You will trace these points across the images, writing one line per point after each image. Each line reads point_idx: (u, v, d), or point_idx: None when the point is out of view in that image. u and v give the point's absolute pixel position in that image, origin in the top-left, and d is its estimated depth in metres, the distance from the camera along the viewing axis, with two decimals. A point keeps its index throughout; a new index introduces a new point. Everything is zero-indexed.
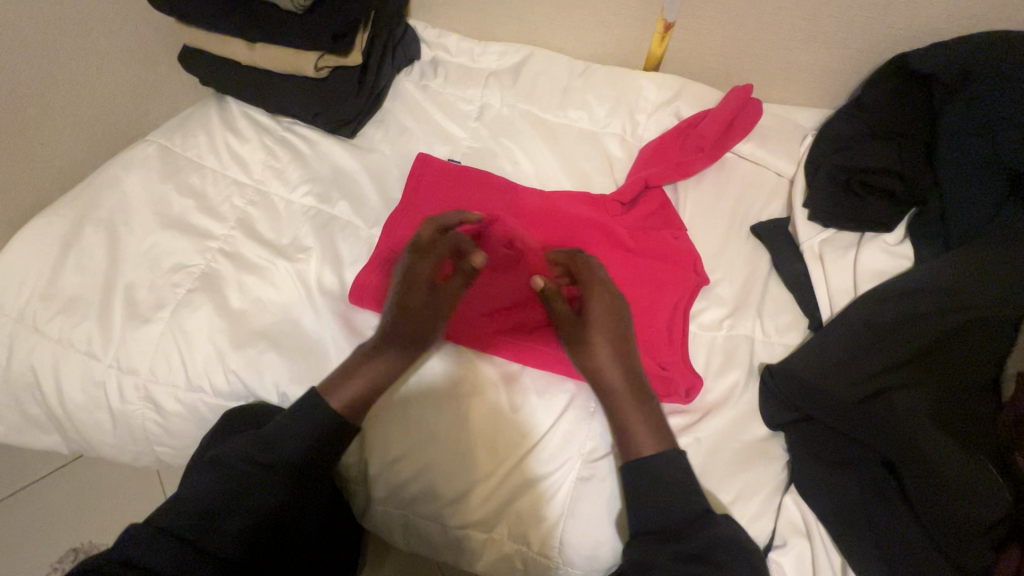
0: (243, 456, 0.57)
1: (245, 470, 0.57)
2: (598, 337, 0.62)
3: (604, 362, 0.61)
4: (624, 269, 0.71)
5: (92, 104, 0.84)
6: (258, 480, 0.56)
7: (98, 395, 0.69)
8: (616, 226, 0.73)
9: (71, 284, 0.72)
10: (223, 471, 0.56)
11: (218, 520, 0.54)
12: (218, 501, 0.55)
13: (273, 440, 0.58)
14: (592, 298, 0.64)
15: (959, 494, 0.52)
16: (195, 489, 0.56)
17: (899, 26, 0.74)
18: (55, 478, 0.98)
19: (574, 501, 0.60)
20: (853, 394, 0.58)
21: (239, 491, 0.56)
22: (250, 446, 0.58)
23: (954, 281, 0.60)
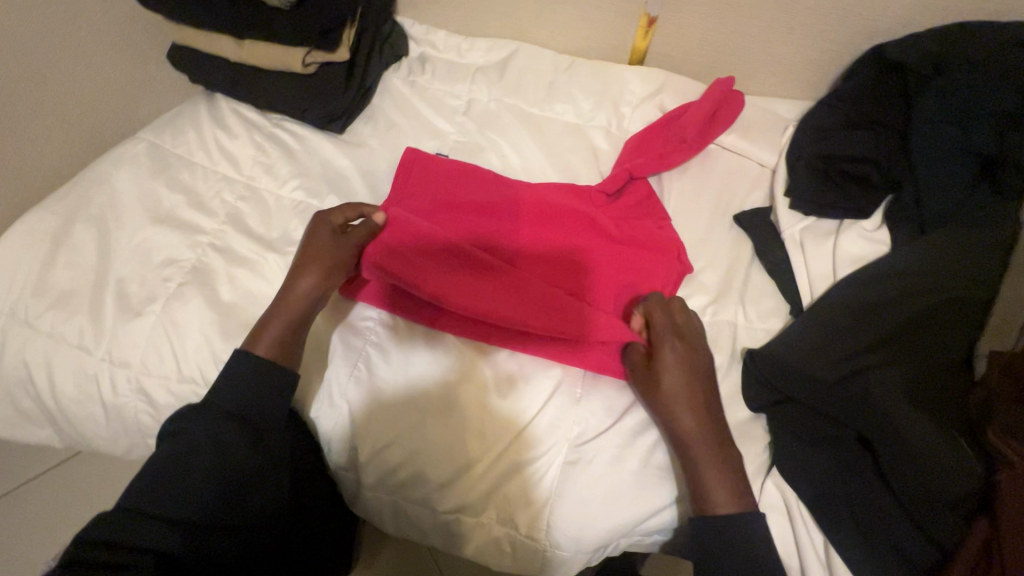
0: (212, 428, 0.58)
1: (215, 442, 0.58)
2: (678, 388, 0.60)
3: (685, 413, 0.60)
4: (610, 257, 0.71)
5: (81, 101, 0.84)
6: (230, 449, 0.58)
7: (90, 388, 0.69)
8: (601, 217, 0.73)
9: (62, 278, 0.72)
10: (192, 445, 0.57)
11: (187, 489, 0.55)
12: (190, 478, 0.55)
13: (236, 410, 0.60)
14: (666, 349, 0.63)
15: (933, 469, 0.53)
16: (162, 468, 0.56)
17: (876, 18, 0.75)
18: (48, 476, 0.99)
19: (561, 484, 0.62)
20: (833, 372, 0.59)
21: (213, 462, 0.57)
22: (220, 416, 0.59)
23: (925, 266, 0.62)
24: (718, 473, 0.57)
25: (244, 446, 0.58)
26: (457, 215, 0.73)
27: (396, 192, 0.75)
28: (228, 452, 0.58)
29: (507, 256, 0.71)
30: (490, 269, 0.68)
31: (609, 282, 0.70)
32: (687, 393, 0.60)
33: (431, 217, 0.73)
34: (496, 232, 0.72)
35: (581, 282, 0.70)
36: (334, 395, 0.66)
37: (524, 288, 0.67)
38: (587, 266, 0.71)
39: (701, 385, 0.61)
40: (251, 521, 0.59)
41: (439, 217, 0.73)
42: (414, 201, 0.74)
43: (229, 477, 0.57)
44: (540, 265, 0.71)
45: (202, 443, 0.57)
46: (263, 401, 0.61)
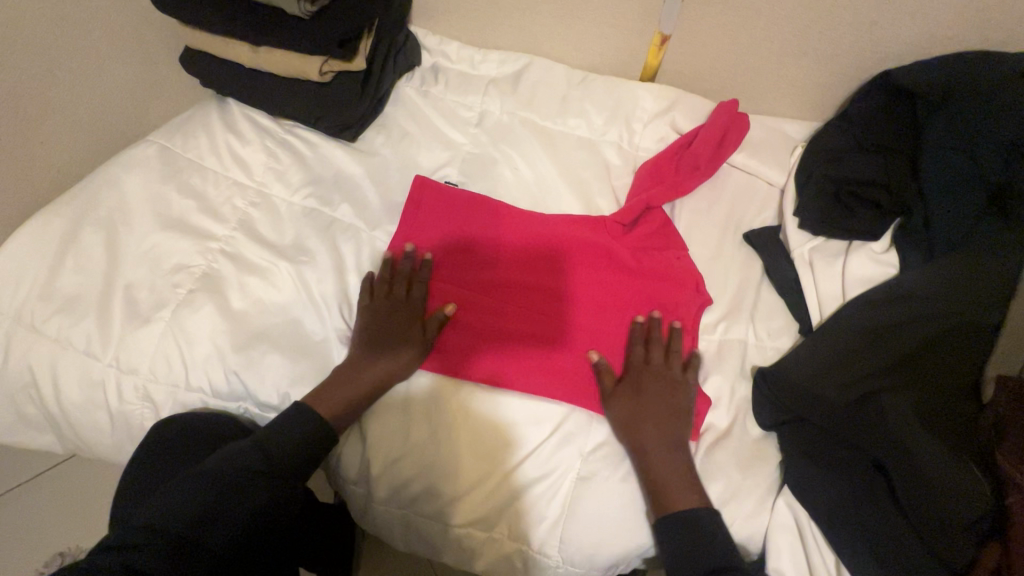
0: (242, 465, 0.58)
1: (240, 479, 0.58)
2: (652, 404, 0.63)
3: (655, 427, 0.62)
4: (627, 290, 0.72)
5: (91, 103, 0.83)
6: (248, 473, 0.58)
7: (96, 395, 0.68)
8: (618, 248, 0.74)
9: (70, 283, 0.71)
10: (216, 481, 0.57)
11: (219, 526, 0.54)
12: (216, 507, 0.55)
13: (274, 451, 0.60)
14: (657, 374, 0.66)
15: (942, 492, 0.54)
16: (172, 502, 0.54)
17: (885, 44, 0.77)
18: (22, 491, 0.96)
19: (574, 500, 0.62)
20: (842, 397, 0.60)
21: (224, 487, 0.56)
22: (237, 454, 0.59)
23: (935, 288, 0.63)
24: (678, 482, 0.60)
25: (259, 472, 0.59)
26: (474, 252, 0.73)
27: (408, 221, 0.75)
28: (258, 493, 0.58)
29: (510, 280, 0.72)
30: (485, 298, 0.70)
31: (613, 311, 0.71)
32: (659, 410, 0.63)
33: (448, 252, 0.73)
34: (501, 257, 0.73)
35: (583, 311, 0.70)
36: None
37: (520, 318, 0.69)
38: (598, 298, 0.71)
39: (680, 393, 0.65)
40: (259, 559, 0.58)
41: (457, 252, 0.73)
42: (426, 230, 0.75)
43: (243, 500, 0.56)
44: (540, 293, 0.71)
45: (230, 484, 0.57)
46: (292, 446, 0.60)
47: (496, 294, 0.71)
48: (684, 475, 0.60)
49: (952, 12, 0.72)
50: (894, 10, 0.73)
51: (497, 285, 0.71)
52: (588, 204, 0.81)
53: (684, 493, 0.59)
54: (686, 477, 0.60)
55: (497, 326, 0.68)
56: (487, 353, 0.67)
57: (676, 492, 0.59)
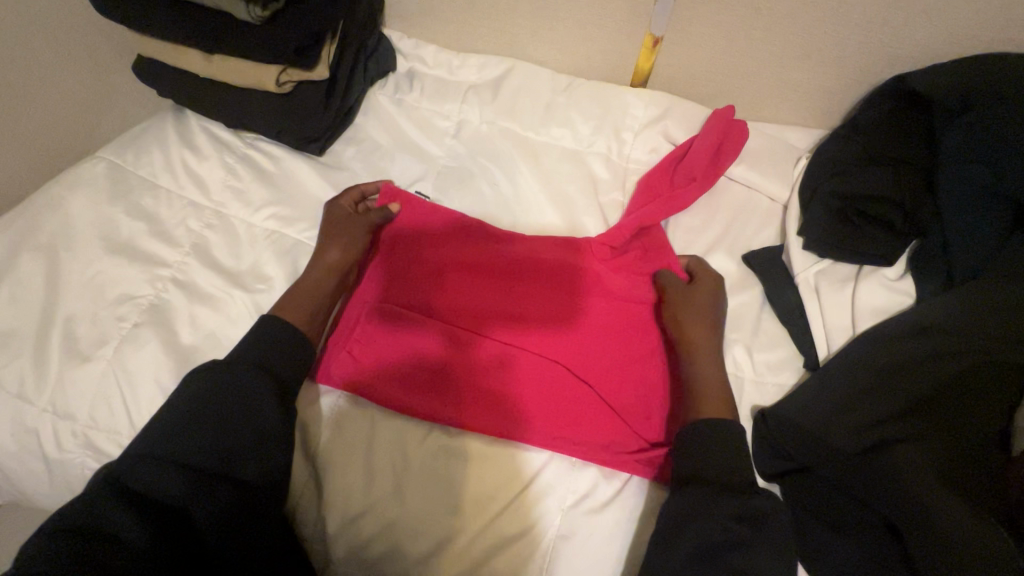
0: (210, 378, 0.54)
1: (209, 394, 0.53)
2: (691, 315, 0.64)
3: (697, 344, 0.63)
4: (615, 320, 0.64)
5: (35, 118, 0.77)
6: (262, 399, 0.54)
7: (30, 442, 0.62)
8: (605, 274, 0.66)
9: (4, 317, 0.65)
10: (193, 396, 0.53)
11: (189, 441, 0.51)
12: (187, 424, 0.51)
13: (237, 360, 0.56)
14: (701, 287, 0.66)
15: (972, 564, 0.46)
16: (178, 431, 0.51)
17: (898, 45, 0.70)
18: None
19: (551, 563, 0.55)
20: (851, 444, 0.54)
21: (234, 415, 0.53)
22: (239, 377, 0.55)
23: (951, 322, 0.56)
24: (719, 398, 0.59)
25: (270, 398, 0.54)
26: (447, 276, 0.66)
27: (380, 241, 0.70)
28: (225, 401, 0.53)
29: (500, 297, 0.65)
30: (474, 316, 0.64)
31: (601, 343, 0.63)
32: (699, 322, 0.64)
33: (418, 278, 0.66)
34: (489, 272, 0.67)
35: (577, 334, 0.63)
36: (303, 461, 0.60)
37: (498, 350, 0.62)
38: (590, 328, 0.64)
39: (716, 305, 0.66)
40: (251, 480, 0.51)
41: (428, 278, 0.66)
42: (399, 256, 0.68)
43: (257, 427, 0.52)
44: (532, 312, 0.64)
45: (203, 394, 0.53)
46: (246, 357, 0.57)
47: (471, 323, 0.64)
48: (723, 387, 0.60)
49: (972, 11, 0.65)
50: (907, 8, 0.66)
51: (473, 312, 0.65)
52: (572, 222, 0.74)
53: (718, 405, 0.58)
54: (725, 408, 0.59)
55: (480, 355, 0.62)
56: (459, 391, 0.60)
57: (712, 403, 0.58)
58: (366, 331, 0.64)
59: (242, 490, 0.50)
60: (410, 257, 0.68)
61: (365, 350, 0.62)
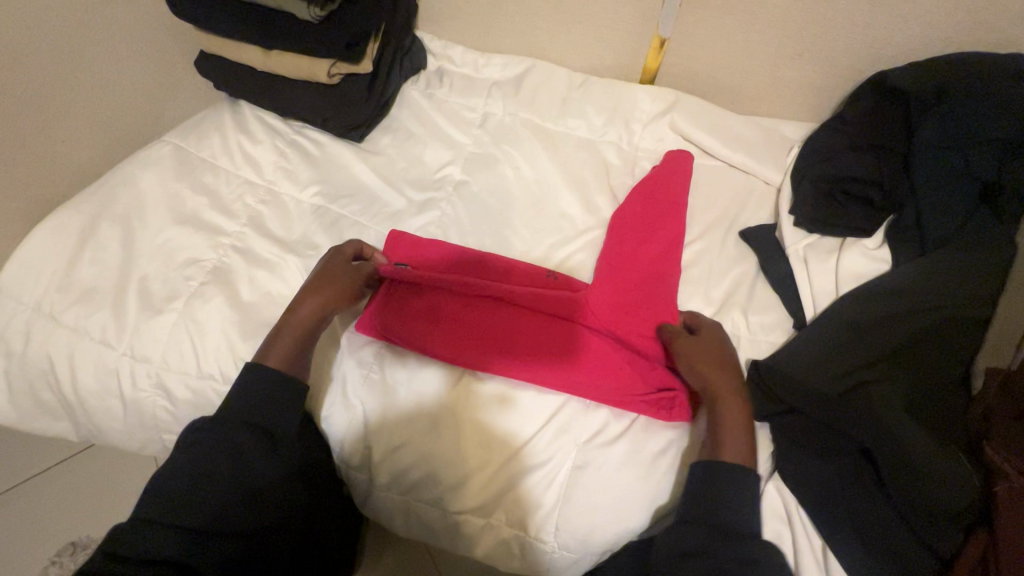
0: (206, 438, 0.59)
1: (207, 453, 0.58)
2: (700, 359, 0.64)
3: (716, 386, 0.63)
4: (627, 296, 0.70)
5: (110, 105, 0.87)
6: (263, 461, 0.60)
7: (111, 382, 0.71)
8: (618, 271, 0.72)
9: (87, 275, 0.74)
10: (190, 459, 0.58)
11: (191, 503, 0.55)
12: (185, 485, 0.56)
13: (236, 415, 0.61)
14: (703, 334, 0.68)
15: (931, 482, 0.55)
16: (177, 492, 0.55)
17: (879, 46, 0.78)
18: (38, 482, 0.99)
19: (568, 489, 0.63)
20: (836, 385, 0.61)
21: (236, 477, 0.58)
22: (246, 432, 0.59)
23: (919, 282, 0.64)
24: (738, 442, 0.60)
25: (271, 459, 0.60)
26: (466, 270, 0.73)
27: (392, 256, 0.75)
28: (226, 460, 0.58)
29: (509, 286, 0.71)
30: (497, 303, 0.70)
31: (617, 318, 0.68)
32: (716, 364, 0.64)
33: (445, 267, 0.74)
34: (499, 268, 0.74)
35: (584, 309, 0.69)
36: (349, 401, 0.68)
37: (519, 323, 0.69)
38: (603, 302, 0.69)
39: (725, 348, 0.67)
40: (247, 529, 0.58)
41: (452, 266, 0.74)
42: (422, 252, 0.75)
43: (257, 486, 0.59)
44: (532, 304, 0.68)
45: (201, 456, 0.58)
46: (251, 406, 0.61)
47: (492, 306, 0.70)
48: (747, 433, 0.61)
49: (943, 14, 0.74)
50: (886, 12, 0.75)
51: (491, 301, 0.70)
52: (586, 201, 0.82)
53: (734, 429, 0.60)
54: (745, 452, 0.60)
55: (502, 325, 0.69)
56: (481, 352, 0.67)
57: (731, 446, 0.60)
58: (400, 307, 0.70)
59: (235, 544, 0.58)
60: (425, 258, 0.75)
61: (397, 320, 0.69)
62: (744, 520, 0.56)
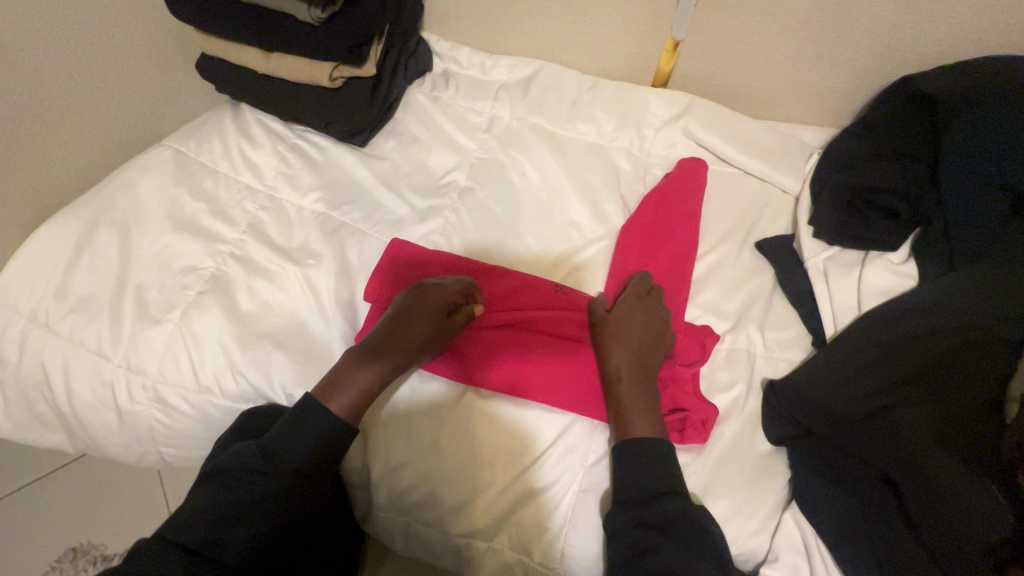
0: (245, 465, 0.58)
1: (243, 480, 0.58)
2: (621, 334, 0.64)
3: (627, 364, 0.63)
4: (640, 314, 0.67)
5: (109, 108, 0.85)
6: (273, 474, 0.58)
7: (107, 394, 0.70)
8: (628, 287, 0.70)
9: (83, 282, 0.73)
10: (225, 484, 0.58)
11: (221, 532, 0.55)
12: (218, 510, 0.56)
13: (276, 446, 0.59)
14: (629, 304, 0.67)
15: (957, 514, 0.51)
16: (209, 519, 0.56)
17: (906, 49, 0.75)
18: (34, 489, 0.98)
19: (575, 513, 0.61)
20: (857, 409, 0.58)
21: (243, 491, 0.57)
22: (275, 455, 0.58)
23: (949, 300, 0.60)
24: (647, 420, 0.60)
25: (279, 472, 0.58)
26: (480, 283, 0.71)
27: (390, 266, 0.72)
28: (261, 492, 0.57)
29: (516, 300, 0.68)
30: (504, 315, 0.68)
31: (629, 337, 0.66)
32: (635, 337, 0.64)
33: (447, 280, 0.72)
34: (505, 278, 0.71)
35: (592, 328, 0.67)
36: None
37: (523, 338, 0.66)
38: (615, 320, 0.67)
39: (656, 321, 0.66)
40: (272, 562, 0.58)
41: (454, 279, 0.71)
42: (422, 264, 0.72)
43: (269, 498, 0.57)
44: (461, 292, 0.67)
45: (237, 482, 0.58)
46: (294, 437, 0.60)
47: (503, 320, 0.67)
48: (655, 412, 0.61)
49: (975, 15, 0.70)
50: (914, 13, 0.71)
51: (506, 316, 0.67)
52: (595, 208, 0.79)
53: (642, 417, 0.61)
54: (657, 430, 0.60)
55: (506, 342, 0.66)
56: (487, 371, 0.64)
57: (640, 426, 0.60)
58: None
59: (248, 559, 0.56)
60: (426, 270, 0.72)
61: None
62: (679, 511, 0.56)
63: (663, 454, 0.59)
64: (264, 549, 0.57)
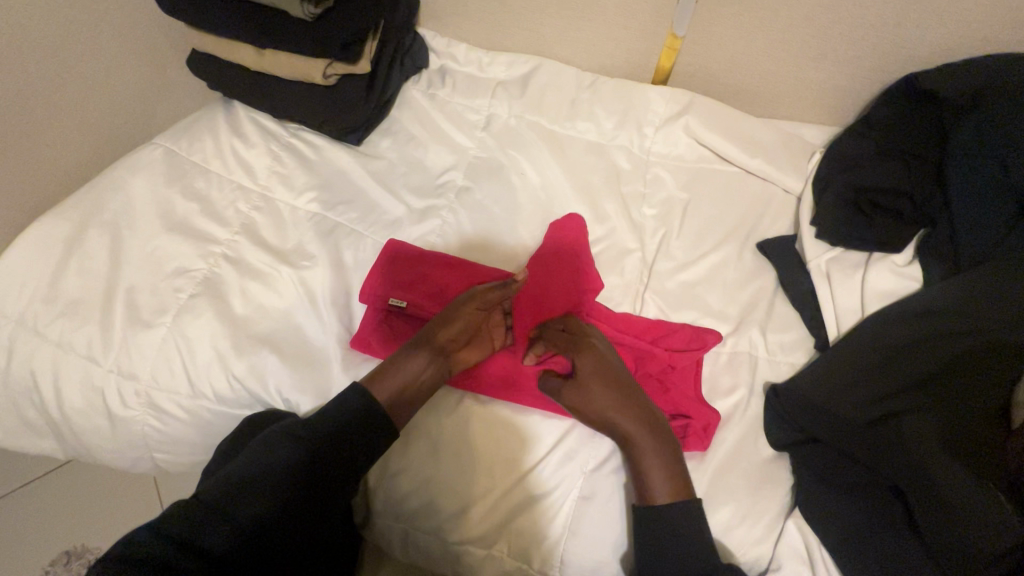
0: (284, 434, 0.56)
1: (280, 446, 0.56)
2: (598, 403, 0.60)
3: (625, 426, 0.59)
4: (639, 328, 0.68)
5: (97, 105, 0.83)
6: (282, 462, 0.55)
7: (98, 400, 0.68)
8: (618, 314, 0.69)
9: (72, 286, 0.71)
10: (262, 449, 0.56)
11: (250, 498, 0.53)
12: (253, 475, 0.54)
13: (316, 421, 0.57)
14: (581, 370, 0.63)
15: (964, 527, 0.51)
16: (244, 481, 0.53)
17: (911, 46, 0.73)
18: (27, 492, 0.97)
19: (575, 521, 0.60)
20: (862, 415, 0.57)
21: (268, 465, 0.55)
22: (308, 435, 0.56)
23: (956, 304, 0.59)
24: (665, 472, 0.57)
25: (296, 452, 0.55)
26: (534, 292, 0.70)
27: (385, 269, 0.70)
28: (295, 461, 0.55)
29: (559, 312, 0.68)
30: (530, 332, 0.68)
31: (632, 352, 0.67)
32: (617, 403, 0.61)
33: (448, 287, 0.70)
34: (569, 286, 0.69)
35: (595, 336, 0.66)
36: None
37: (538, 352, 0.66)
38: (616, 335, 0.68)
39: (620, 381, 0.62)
40: (296, 543, 0.55)
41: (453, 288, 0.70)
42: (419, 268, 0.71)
43: (279, 489, 0.54)
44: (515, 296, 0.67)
45: (274, 450, 0.56)
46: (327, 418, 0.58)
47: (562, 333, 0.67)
48: (676, 463, 0.58)
49: (981, 12, 0.68)
50: (920, 9, 0.70)
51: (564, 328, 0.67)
52: (596, 209, 0.78)
53: (659, 474, 0.57)
54: (677, 476, 0.58)
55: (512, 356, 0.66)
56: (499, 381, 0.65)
57: (659, 481, 0.57)
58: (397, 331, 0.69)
59: (257, 559, 0.51)
60: (425, 274, 0.71)
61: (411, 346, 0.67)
62: (687, 519, 0.56)
63: (675, 475, 0.58)
64: (293, 522, 0.54)
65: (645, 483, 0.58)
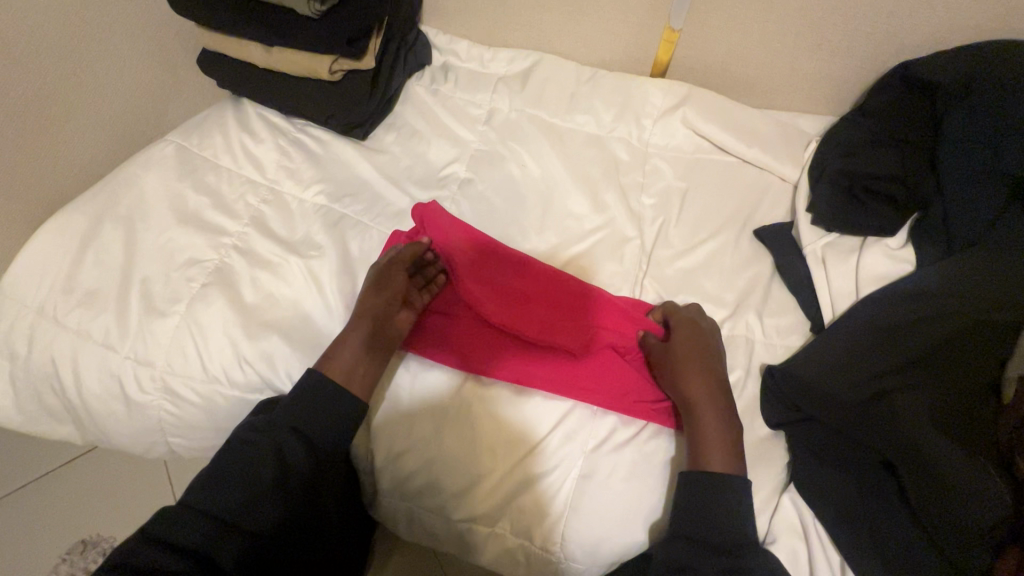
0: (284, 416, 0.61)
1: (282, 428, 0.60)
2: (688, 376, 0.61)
3: (702, 401, 0.60)
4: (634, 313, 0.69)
5: (112, 104, 0.86)
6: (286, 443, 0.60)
7: (115, 386, 0.71)
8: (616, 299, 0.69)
9: (89, 277, 0.74)
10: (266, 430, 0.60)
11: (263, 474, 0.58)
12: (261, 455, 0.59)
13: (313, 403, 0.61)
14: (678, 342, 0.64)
15: (956, 500, 0.52)
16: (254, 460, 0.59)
17: (903, 35, 0.75)
18: (42, 484, 1.00)
19: (576, 498, 0.61)
20: (858, 395, 0.58)
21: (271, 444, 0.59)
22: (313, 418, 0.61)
23: (949, 285, 0.60)
24: (721, 446, 0.58)
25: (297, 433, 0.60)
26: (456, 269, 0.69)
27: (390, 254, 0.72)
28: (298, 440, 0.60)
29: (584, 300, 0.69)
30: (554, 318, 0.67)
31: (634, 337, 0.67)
32: (701, 378, 0.62)
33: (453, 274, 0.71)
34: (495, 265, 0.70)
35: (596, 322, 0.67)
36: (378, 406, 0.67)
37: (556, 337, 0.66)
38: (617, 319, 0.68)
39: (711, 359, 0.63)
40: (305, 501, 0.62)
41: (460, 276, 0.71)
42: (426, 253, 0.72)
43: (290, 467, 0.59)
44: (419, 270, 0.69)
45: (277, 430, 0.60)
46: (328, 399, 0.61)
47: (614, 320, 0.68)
48: (735, 438, 0.59)
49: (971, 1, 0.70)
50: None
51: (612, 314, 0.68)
52: (595, 198, 0.80)
53: (718, 451, 0.58)
54: (731, 448, 0.59)
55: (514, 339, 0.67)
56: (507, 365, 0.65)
57: (717, 454, 0.58)
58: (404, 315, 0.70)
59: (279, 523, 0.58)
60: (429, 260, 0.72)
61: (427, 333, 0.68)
62: (687, 496, 0.57)
63: (703, 452, 0.58)
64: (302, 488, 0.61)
65: (701, 457, 0.58)
